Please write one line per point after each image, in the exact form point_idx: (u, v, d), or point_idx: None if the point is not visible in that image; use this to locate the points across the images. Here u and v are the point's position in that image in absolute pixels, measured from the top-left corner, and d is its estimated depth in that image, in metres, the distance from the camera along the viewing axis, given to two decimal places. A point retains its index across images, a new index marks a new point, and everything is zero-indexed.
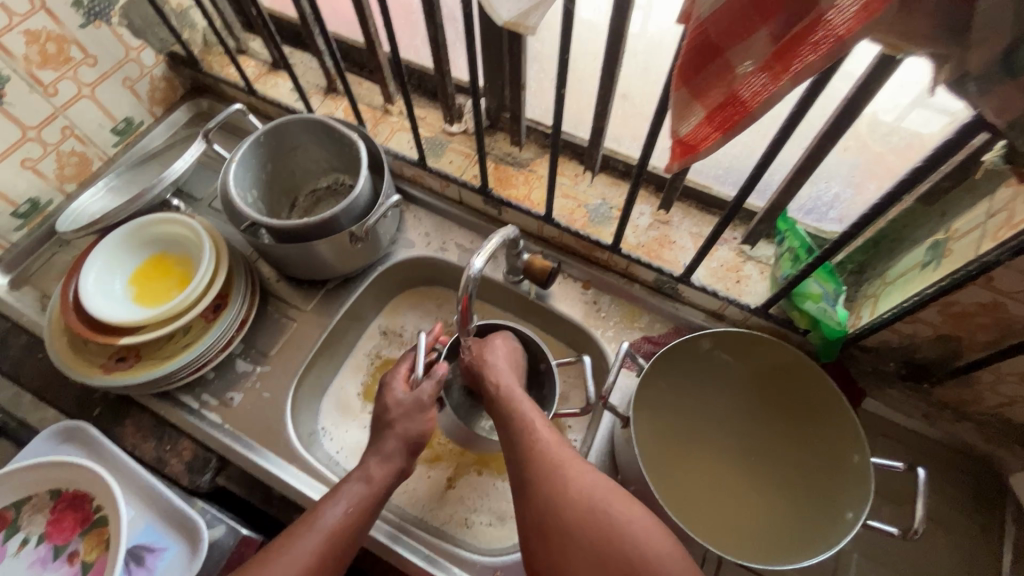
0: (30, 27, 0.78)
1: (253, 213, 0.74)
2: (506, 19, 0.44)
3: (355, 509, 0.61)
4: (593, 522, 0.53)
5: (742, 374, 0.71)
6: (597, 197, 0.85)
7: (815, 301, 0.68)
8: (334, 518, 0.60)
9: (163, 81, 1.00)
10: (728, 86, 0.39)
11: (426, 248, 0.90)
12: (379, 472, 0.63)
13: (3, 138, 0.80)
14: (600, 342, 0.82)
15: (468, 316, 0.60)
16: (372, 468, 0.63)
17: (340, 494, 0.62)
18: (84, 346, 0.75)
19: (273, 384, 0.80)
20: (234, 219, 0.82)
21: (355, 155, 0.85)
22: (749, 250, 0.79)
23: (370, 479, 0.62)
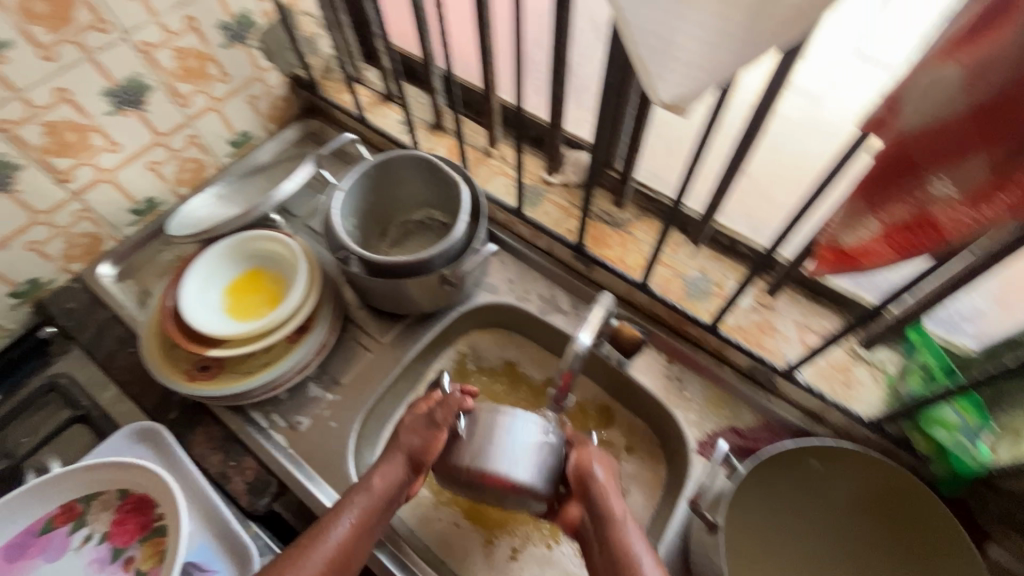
0: (179, 45, 0.84)
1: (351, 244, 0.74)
2: (665, 100, 0.41)
3: (360, 523, 0.60)
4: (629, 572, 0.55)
5: (836, 498, 0.65)
6: (696, 270, 0.81)
7: (948, 432, 0.60)
8: (342, 533, 0.59)
9: (282, 101, 1.05)
10: (919, 205, 0.36)
11: (508, 295, 0.88)
12: (381, 485, 0.62)
13: (136, 141, 0.86)
14: (681, 425, 0.77)
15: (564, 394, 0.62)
16: (375, 481, 0.62)
17: (348, 505, 0.61)
18: (173, 349, 0.77)
19: (341, 414, 0.79)
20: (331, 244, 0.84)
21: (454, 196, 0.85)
22: (864, 352, 0.72)
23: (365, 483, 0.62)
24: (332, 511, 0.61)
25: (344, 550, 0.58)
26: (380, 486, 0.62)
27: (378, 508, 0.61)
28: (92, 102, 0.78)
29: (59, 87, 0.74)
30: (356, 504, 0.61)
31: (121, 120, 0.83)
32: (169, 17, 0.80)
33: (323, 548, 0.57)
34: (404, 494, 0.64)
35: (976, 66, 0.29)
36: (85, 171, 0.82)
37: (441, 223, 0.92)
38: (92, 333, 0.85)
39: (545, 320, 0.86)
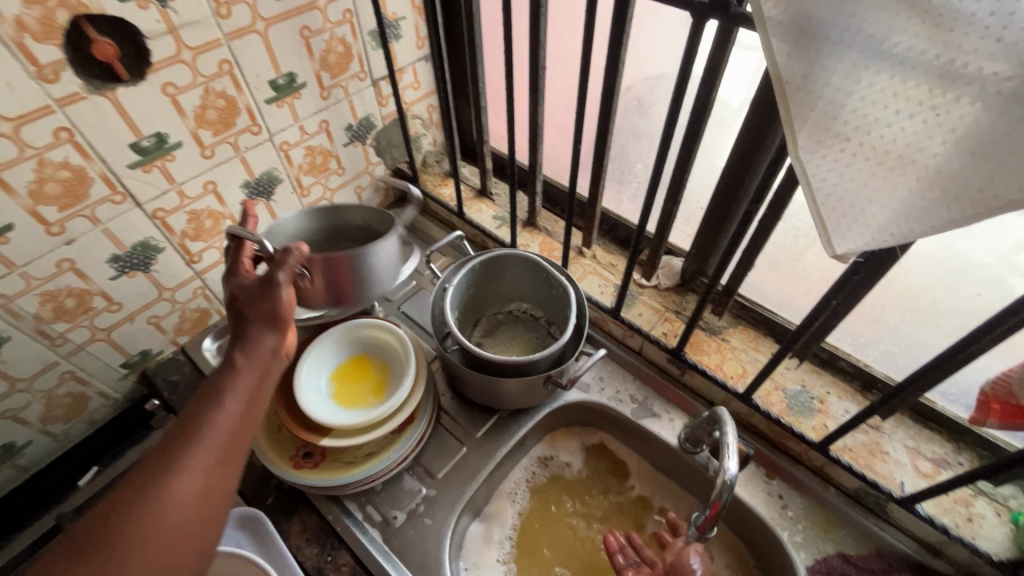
0: (311, 144, 0.91)
1: (462, 339, 0.76)
2: (839, 253, 0.44)
3: (241, 409, 0.52)
4: None
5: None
6: (796, 383, 0.81)
7: None
8: (212, 438, 0.49)
9: (382, 190, 1.13)
10: None
11: (599, 394, 0.89)
12: (245, 359, 0.54)
13: (259, 226, 0.92)
14: (788, 548, 0.74)
15: (710, 525, 0.61)
16: (238, 358, 0.54)
17: (225, 388, 0.52)
18: (279, 433, 0.78)
19: (436, 510, 0.78)
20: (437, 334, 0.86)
21: (554, 293, 0.88)
22: (984, 486, 0.71)
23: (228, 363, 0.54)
24: (199, 394, 0.52)
25: (227, 443, 0.50)
26: (258, 346, 0.55)
27: (253, 385, 0.53)
28: (232, 193, 0.85)
29: (209, 180, 0.81)
30: (224, 388, 0.52)
31: (250, 208, 0.89)
32: (309, 121, 0.89)
33: (201, 442, 0.48)
34: (280, 358, 0.58)
35: None
36: (211, 253, 0.88)
37: (533, 315, 0.95)
38: None
39: (639, 423, 0.85)
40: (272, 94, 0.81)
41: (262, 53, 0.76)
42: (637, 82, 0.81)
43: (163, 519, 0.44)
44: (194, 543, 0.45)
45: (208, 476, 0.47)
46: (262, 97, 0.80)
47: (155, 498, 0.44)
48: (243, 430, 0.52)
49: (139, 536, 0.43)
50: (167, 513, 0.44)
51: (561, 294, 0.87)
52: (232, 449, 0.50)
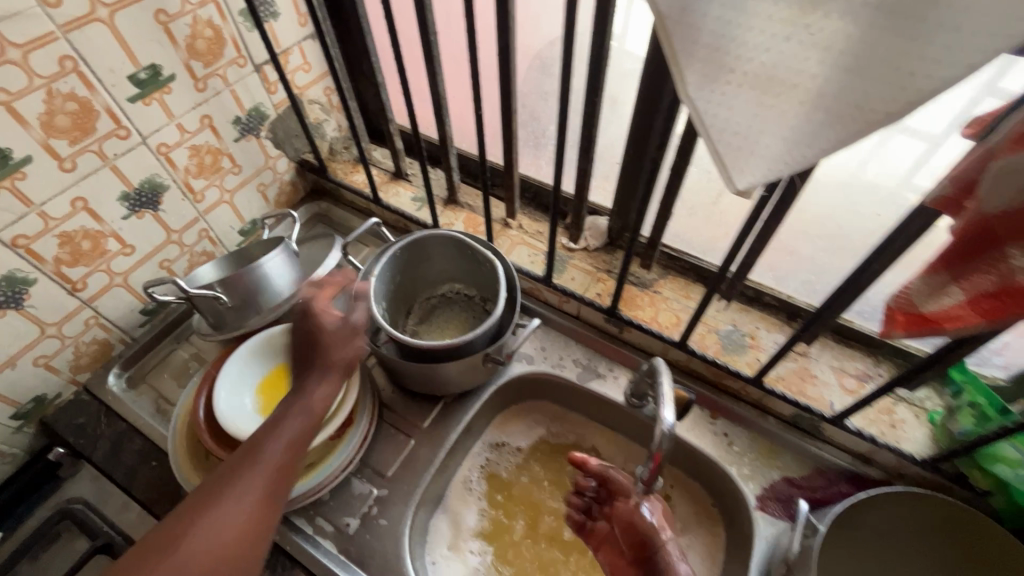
0: (195, 143, 0.83)
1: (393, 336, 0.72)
2: (741, 188, 0.44)
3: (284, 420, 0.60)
4: None
5: (916, 524, 0.65)
6: (727, 323, 0.83)
7: (1012, 467, 0.60)
8: (277, 447, 0.58)
9: (289, 185, 1.05)
10: (1002, 277, 0.38)
11: (543, 364, 0.88)
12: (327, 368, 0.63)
13: (151, 241, 0.84)
14: (737, 481, 0.77)
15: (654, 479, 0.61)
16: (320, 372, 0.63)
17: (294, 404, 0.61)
18: (207, 460, 0.72)
19: (390, 509, 0.75)
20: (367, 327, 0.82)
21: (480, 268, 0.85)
22: (901, 392, 0.75)
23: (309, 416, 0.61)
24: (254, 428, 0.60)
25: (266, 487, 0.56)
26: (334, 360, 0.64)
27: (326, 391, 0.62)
28: (109, 208, 0.76)
29: (77, 196, 0.71)
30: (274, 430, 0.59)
31: (135, 222, 0.80)
32: (187, 118, 0.80)
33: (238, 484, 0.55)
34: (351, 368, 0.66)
35: None
36: (98, 278, 0.79)
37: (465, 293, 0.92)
38: (106, 449, 0.78)
39: (586, 387, 0.85)
40: (134, 91, 0.72)
41: (113, 44, 0.67)
42: (536, 39, 0.78)
43: (231, 520, 0.53)
44: (245, 558, 0.53)
45: (278, 475, 0.57)
46: (123, 95, 0.71)
47: (222, 504, 0.54)
48: (292, 460, 0.59)
49: (210, 526, 0.52)
50: (220, 539, 0.52)
51: (488, 268, 0.83)
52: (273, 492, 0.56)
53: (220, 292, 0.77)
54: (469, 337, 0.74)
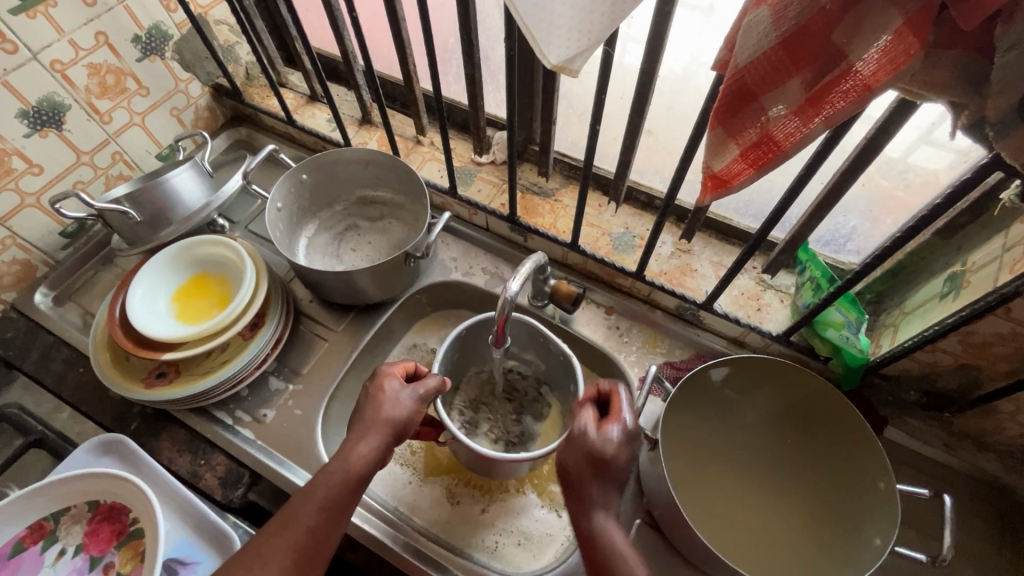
0: (93, 61, 0.83)
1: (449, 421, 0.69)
2: (554, 63, 0.47)
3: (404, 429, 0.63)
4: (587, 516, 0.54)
5: (773, 409, 0.74)
6: (620, 226, 0.88)
7: (837, 329, 0.69)
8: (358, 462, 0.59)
9: (206, 111, 1.06)
10: (762, 128, 0.43)
11: (453, 272, 0.93)
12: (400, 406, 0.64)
13: (60, 163, 0.85)
14: (624, 366, 0.84)
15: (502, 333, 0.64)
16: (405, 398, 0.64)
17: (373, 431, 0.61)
18: (126, 360, 0.78)
19: (305, 401, 0.81)
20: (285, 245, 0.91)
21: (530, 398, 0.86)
22: (769, 279, 0.82)
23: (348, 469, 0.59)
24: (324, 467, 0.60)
25: (318, 527, 0.56)
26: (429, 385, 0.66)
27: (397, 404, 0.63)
28: (7, 125, 0.77)
29: None
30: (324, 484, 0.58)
31: (39, 141, 0.82)
32: (80, 34, 0.80)
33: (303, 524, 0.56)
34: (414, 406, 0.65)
35: (776, 6, 0.37)
36: (8, 196, 0.81)
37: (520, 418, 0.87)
38: (35, 359, 0.83)
39: (491, 292, 0.91)
40: (15, 2, 0.72)
41: None
42: None
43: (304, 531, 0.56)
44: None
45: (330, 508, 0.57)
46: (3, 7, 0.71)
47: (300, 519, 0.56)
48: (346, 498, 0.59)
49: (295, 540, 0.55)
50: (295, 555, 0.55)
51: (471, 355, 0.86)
52: (315, 540, 0.56)
53: (129, 207, 0.81)
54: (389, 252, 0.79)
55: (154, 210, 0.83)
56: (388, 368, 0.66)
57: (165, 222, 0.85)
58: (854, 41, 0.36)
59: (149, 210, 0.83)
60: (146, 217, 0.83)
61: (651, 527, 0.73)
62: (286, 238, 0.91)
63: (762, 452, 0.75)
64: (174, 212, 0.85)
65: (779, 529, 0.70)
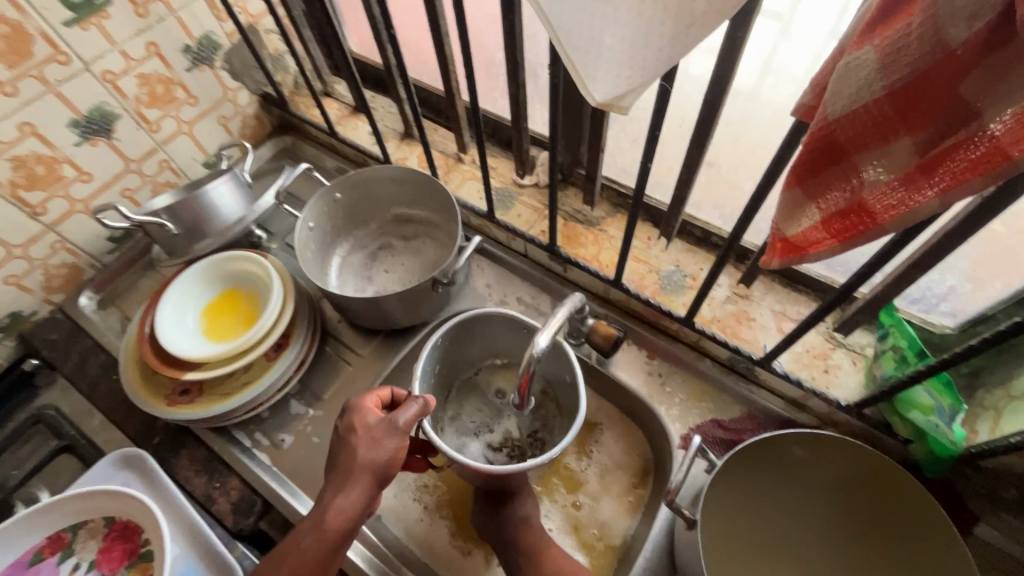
0: (143, 71, 0.84)
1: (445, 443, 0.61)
2: (599, 100, 0.41)
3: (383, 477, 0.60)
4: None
5: (823, 480, 0.65)
6: (670, 263, 0.80)
7: (924, 414, 0.59)
8: (331, 520, 0.57)
9: (253, 119, 1.05)
10: (853, 192, 0.35)
11: (485, 300, 0.88)
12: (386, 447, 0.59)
13: (109, 170, 0.87)
14: (663, 420, 0.76)
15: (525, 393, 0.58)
16: (387, 442, 0.59)
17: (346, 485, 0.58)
18: (153, 374, 0.77)
19: (323, 429, 0.78)
20: (315, 263, 0.88)
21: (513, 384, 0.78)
22: (840, 337, 0.72)
23: (321, 533, 0.57)
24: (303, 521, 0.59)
25: None
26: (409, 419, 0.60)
27: (377, 449, 0.59)
28: (59, 134, 0.79)
29: (24, 120, 0.74)
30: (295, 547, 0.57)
31: (90, 149, 0.83)
32: (131, 45, 0.81)
33: None
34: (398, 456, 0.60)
35: (887, 49, 0.29)
36: (58, 203, 0.83)
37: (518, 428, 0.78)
38: (74, 362, 0.85)
39: None
40: (69, 14, 0.73)
41: None
42: None
43: None
44: None
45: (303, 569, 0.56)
46: (57, 19, 0.72)
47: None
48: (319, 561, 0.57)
49: None
50: None
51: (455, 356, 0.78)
52: None
53: (167, 219, 0.81)
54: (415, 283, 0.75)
55: (192, 223, 0.83)
56: (357, 403, 0.62)
57: (202, 235, 0.85)
58: (992, 98, 0.27)
59: (186, 222, 0.83)
60: (183, 229, 0.83)
61: None
62: (319, 257, 0.89)
63: (813, 536, 0.66)
64: (211, 225, 0.85)
65: None
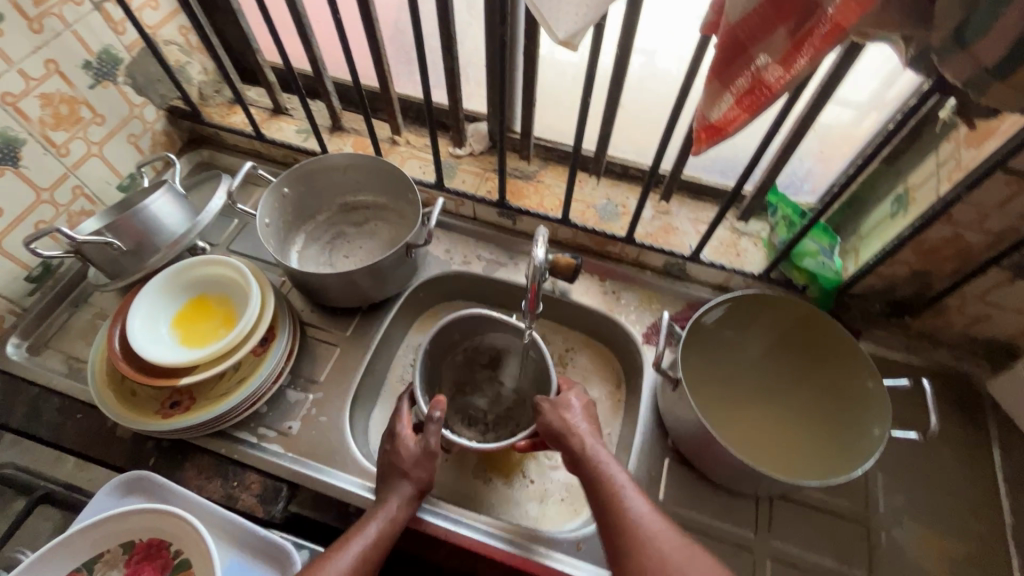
0: (45, 91, 0.79)
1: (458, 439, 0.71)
2: (562, 37, 0.52)
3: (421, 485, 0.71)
4: (591, 476, 0.62)
5: (762, 332, 0.82)
6: (602, 198, 0.95)
7: (814, 256, 0.81)
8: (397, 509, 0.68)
9: (163, 135, 1.02)
10: (754, 75, 0.50)
11: (450, 263, 0.96)
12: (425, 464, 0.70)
13: (19, 203, 0.80)
14: (626, 325, 0.89)
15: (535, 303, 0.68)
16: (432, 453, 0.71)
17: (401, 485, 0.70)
18: (134, 395, 0.74)
19: (328, 408, 0.81)
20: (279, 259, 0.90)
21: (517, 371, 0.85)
22: (741, 227, 0.91)
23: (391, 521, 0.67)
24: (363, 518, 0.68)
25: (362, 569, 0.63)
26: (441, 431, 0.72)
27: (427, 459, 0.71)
28: None
29: None
30: (361, 538, 0.65)
31: None
32: (29, 63, 0.76)
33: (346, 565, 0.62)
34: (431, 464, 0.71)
35: None
36: None
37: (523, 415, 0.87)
38: (23, 412, 0.77)
39: (491, 277, 0.94)
40: None
41: None
42: None
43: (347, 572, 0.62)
44: None
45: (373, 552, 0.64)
46: None
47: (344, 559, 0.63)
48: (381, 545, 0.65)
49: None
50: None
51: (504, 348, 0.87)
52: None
53: (111, 237, 0.78)
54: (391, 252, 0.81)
55: (139, 238, 0.80)
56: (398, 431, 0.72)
57: (150, 250, 0.82)
58: None
59: (133, 238, 0.80)
60: (130, 246, 0.80)
61: (679, 463, 0.79)
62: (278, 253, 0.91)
63: (766, 376, 0.84)
64: (159, 238, 0.82)
65: (794, 436, 0.79)
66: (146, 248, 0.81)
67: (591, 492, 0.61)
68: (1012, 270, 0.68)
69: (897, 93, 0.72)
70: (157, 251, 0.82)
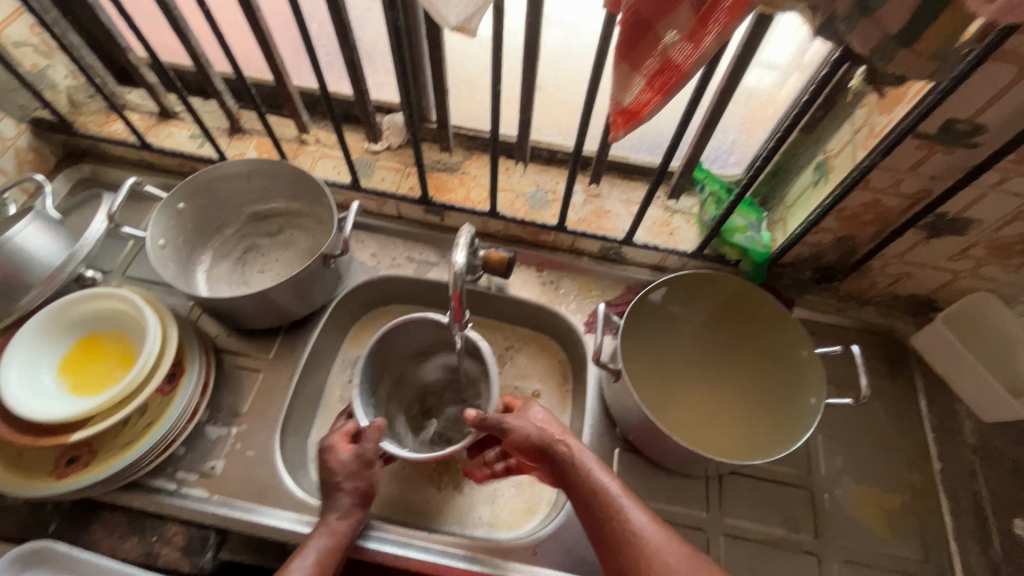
0: None
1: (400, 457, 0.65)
2: (454, 23, 0.47)
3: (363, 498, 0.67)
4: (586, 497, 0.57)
5: (696, 310, 0.82)
6: (531, 185, 0.91)
7: (742, 232, 0.81)
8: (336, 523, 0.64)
9: (30, 152, 0.89)
10: (662, 55, 0.46)
11: (377, 268, 0.89)
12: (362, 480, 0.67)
13: None
14: (566, 316, 0.86)
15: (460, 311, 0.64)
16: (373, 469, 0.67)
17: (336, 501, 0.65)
18: (22, 456, 0.66)
19: (255, 441, 0.74)
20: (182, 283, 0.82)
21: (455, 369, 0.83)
22: (673, 205, 0.90)
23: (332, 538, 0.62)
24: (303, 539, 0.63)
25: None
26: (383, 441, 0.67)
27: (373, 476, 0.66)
28: None
29: None
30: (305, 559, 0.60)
31: None
32: None
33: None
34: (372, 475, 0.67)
35: None
36: None
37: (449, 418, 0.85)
38: None
39: (423, 279, 0.88)
40: None
41: None
42: None
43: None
44: None
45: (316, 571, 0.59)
46: None
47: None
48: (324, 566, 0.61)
49: None
50: None
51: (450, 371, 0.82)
52: None
53: None
54: (303, 267, 0.74)
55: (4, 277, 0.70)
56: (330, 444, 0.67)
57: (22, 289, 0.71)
58: None
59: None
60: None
61: (630, 451, 0.78)
62: (181, 276, 0.82)
63: (705, 353, 0.84)
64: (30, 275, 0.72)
65: (739, 411, 0.79)
66: (16, 287, 0.71)
67: (586, 505, 0.56)
68: (927, 230, 0.69)
69: (809, 60, 0.71)
70: (31, 289, 0.71)
